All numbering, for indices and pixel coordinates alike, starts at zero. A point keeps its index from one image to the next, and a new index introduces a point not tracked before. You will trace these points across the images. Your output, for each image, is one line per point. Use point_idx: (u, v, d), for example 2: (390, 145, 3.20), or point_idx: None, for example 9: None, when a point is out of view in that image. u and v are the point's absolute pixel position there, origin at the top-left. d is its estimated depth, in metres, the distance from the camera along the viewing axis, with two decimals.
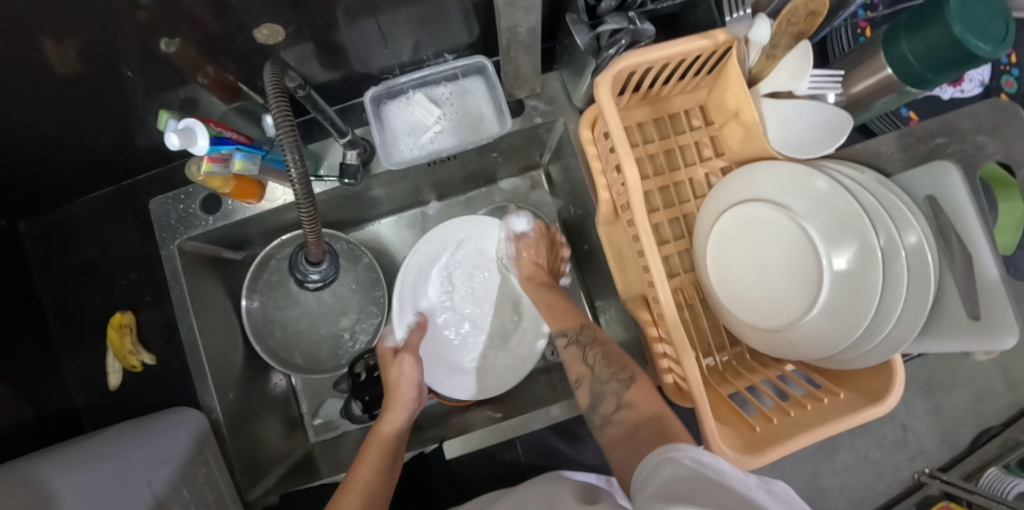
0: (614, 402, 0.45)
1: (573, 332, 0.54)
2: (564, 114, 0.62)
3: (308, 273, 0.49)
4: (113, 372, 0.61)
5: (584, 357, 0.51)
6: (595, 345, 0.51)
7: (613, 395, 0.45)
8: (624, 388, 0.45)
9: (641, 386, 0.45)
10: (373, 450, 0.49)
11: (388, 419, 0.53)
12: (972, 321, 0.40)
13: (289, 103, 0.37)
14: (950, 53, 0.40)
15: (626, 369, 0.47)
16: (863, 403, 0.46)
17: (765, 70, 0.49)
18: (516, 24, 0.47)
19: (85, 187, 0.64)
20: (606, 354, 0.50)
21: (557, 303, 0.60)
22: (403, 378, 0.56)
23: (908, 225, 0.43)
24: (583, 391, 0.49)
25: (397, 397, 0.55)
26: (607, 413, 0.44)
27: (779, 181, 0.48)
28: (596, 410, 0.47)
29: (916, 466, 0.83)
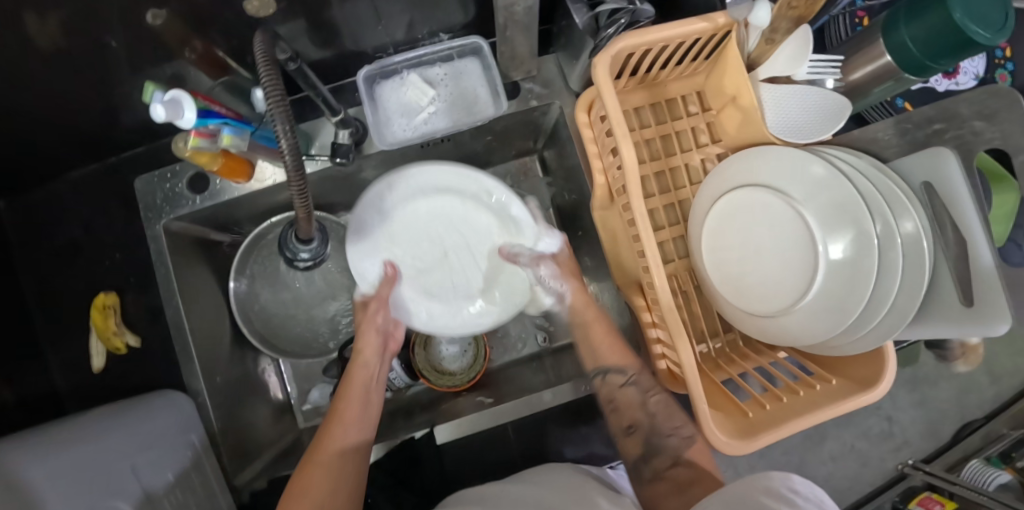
0: (670, 460, 0.48)
1: (631, 371, 0.53)
2: (561, 98, 0.61)
3: (297, 251, 0.45)
4: (97, 355, 0.60)
5: (644, 403, 0.51)
6: (654, 390, 0.51)
7: (672, 452, 0.49)
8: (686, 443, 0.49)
9: (699, 451, 0.48)
10: (345, 399, 0.52)
11: (363, 363, 0.56)
12: (965, 308, 0.40)
13: (280, 76, 0.34)
14: (951, 40, 0.40)
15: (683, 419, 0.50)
16: (855, 390, 0.46)
17: (763, 55, 0.49)
18: (513, 2, 0.46)
19: (68, 165, 0.62)
20: (669, 403, 0.51)
21: (601, 333, 0.56)
22: (369, 322, 0.58)
23: (905, 212, 0.43)
24: (634, 440, 0.51)
25: (366, 343, 0.57)
26: (661, 468, 0.48)
27: (777, 166, 0.47)
28: (646, 460, 0.50)
29: (900, 457, 0.84)
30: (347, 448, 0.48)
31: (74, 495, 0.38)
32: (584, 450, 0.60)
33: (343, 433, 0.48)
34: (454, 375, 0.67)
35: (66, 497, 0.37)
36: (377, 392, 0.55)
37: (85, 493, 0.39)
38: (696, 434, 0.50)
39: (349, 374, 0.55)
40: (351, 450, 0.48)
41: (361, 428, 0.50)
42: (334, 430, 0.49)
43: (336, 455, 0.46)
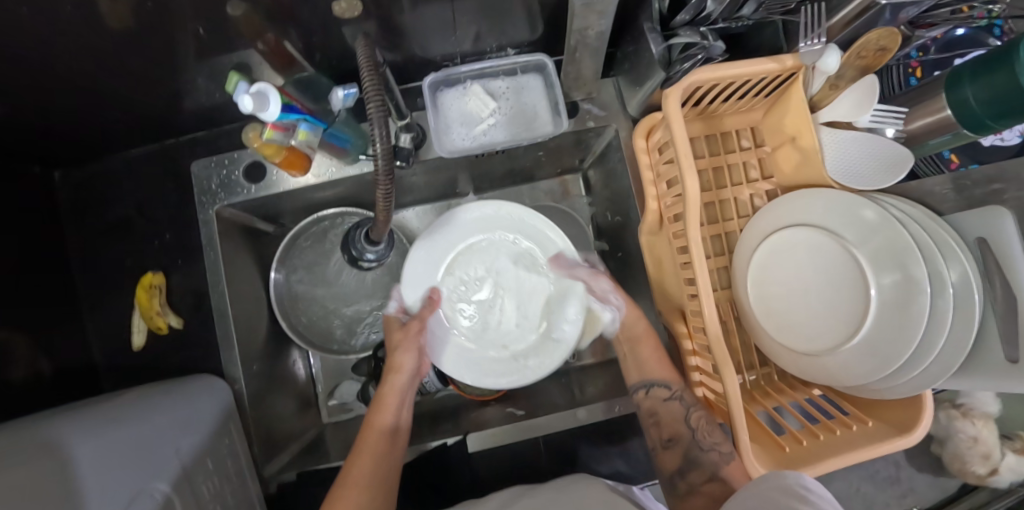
0: (712, 473, 0.48)
1: (676, 386, 0.54)
2: (617, 121, 0.62)
3: (363, 252, 0.47)
4: (138, 332, 0.60)
5: (687, 417, 0.51)
6: (698, 406, 0.52)
7: (712, 466, 0.48)
8: (725, 460, 0.47)
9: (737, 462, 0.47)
10: (384, 408, 0.54)
11: (393, 381, 0.56)
12: (1011, 364, 0.41)
13: (382, 86, 0.36)
14: (1014, 101, 0.41)
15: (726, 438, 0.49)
16: (891, 434, 0.47)
17: (825, 100, 0.51)
18: (588, 26, 0.48)
19: (128, 143, 0.62)
20: (711, 418, 0.50)
21: (649, 351, 0.57)
22: (405, 344, 0.58)
23: (957, 263, 0.44)
24: (677, 453, 0.51)
25: (397, 363, 0.57)
26: (697, 481, 0.48)
27: (829, 209, 0.49)
28: (682, 473, 0.51)
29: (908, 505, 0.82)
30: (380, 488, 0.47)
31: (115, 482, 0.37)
32: (608, 471, 0.60)
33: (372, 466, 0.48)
34: (482, 383, 0.66)
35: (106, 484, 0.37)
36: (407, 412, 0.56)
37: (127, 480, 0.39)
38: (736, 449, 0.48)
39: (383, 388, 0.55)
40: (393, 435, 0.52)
41: (399, 420, 0.53)
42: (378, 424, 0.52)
43: (378, 444, 0.50)
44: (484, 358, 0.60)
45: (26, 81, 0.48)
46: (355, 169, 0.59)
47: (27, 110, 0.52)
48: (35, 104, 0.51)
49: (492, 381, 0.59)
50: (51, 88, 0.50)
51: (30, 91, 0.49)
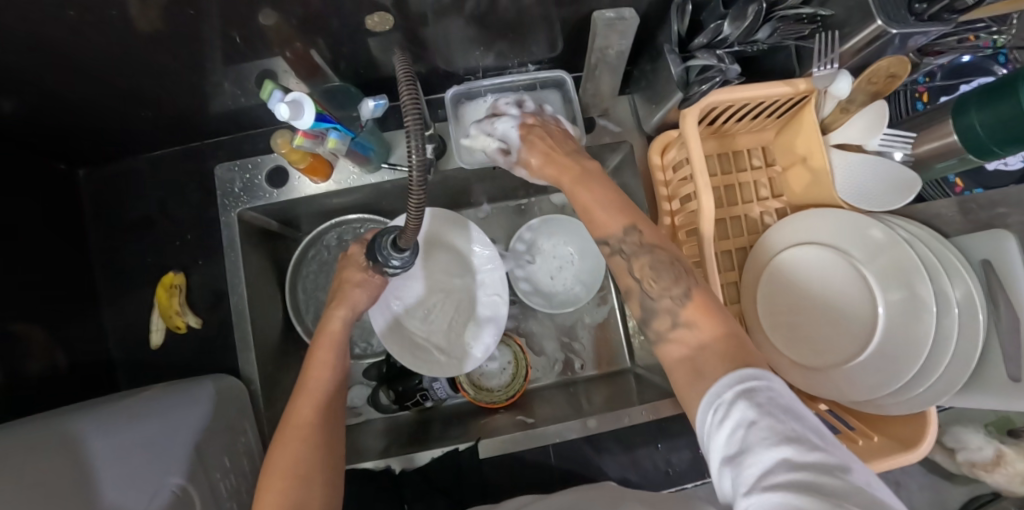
0: (669, 320, 0.37)
1: (616, 238, 0.42)
2: (632, 137, 0.63)
3: (388, 258, 0.45)
4: (157, 330, 0.61)
5: (631, 269, 0.41)
6: (646, 252, 0.41)
7: (666, 312, 0.37)
8: (678, 305, 0.37)
9: (699, 303, 0.37)
10: (324, 351, 0.48)
11: (335, 317, 0.51)
12: (1014, 383, 0.42)
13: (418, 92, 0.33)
14: (1019, 130, 0.43)
15: (680, 285, 0.38)
16: (895, 449, 0.48)
17: (835, 123, 0.52)
18: (608, 45, 0.51)
19: (154, 144, 0.64)
20: (656, 261, 0.40)
21: (584, 191, 0.46)
22: (366, 284, 0.53)
23: (963, 285, 0.46)
24: (633, 305, 0.42)
25: (346, 297, 0.52)
26: (662, 329, 0.37)
27: (838, 227, 0.51)
28: (647, 325, 0.40)
29: None
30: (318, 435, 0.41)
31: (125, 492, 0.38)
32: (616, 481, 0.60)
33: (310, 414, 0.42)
34: (493, 392, 0.68)
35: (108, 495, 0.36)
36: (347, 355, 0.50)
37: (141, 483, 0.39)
38: (693, 289, 0.37)
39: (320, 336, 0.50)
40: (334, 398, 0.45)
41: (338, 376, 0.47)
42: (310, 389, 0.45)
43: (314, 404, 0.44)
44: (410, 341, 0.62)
45: (61, 79, 0.49)
46: (376, 177, 0.60)
47: (58, 108, 0.53)
48: (67, 101, 0.53)
49: (406, 357, 0.61)
50: (84, 87, 0.51)
51: (63, 89, 0.51)
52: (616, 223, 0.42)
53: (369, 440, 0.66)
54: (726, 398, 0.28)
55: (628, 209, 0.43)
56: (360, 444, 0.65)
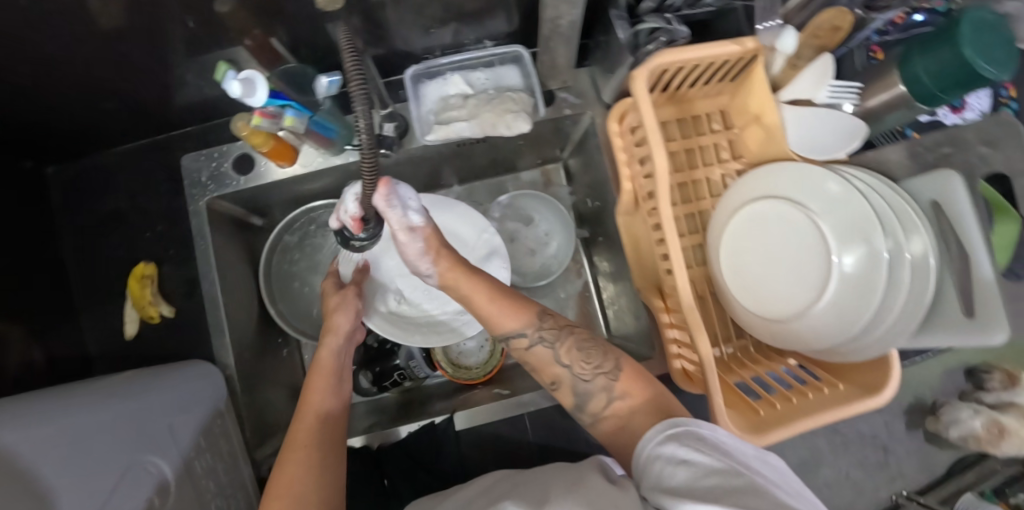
0: (606, 397, 0.44)
1: (534, 329, 0.46)
2: (593, 109, 0.64)
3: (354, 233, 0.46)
4: (131, 321, 0.62)
5: (557, 357, 0.46)
6: (564, 338, 0.47)
7: (603, 391, 0.44)
8: (612, 380, 0.44)
9: (628, 374, 0.44)
10: (320, 377, 0.48)
11: (327, 345, 0.52)
12: (967, 319, 0.43)
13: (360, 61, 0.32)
14: (959, 72, 0.44)
15: (608, 359, 0.45)
16: (860, 395, 0.49)
17: (786, 79, 0.54)
18: (559, 15, 0.50)
19: (121, 138, 0.64)
20: (578, 343, 0.46)
21: (484, 301, 0.48)
22: (344, 305, 0.55)
23: (914, 230, 0.46)
24: (565, 391, 0.47)
25: (333, 325, 0.53)
26: (598, 409, 0.44)
27: (794, 180, 0.51)
28: (581, 408, 0.46)
29: (894, 488, 0.83)
30: (323, 456, 0.41)
31: (107, 456, 0.39)
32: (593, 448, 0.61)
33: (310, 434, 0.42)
34: (472, 369, 0.69)
35: (84, 466, 0.37)
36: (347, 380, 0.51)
37: (119, 453, 0.40)
38: (622, 362, 0.45)
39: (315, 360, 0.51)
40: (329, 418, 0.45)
41: (341, 399, 0.48)
42: (315, 406, 0.46)
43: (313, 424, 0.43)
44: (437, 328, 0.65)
45: (20, 77, 0.50)
46: (342, 159, 0.61)
47: (21, 106, 0.54)
48: (28, 98, 0.53)
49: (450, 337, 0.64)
50: (45, 84, 0.52)
51: (24, 87, 0.51)
52: (522, 318, 0.47)
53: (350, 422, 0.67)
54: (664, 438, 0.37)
55: (527, 305, 0.48)
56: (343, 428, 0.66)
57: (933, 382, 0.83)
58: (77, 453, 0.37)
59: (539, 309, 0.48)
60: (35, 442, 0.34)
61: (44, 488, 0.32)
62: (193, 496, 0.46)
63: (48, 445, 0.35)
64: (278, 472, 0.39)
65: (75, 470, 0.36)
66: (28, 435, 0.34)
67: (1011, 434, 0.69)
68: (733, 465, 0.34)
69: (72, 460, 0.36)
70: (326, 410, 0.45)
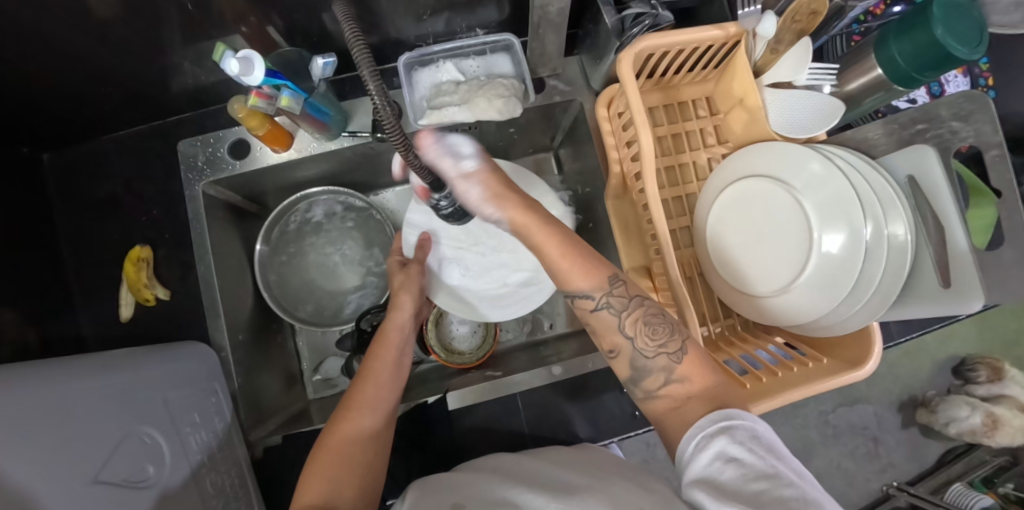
0: (663, 378, 0.41)
1: (602, 293, 0.43)
2: (582, 96, 0.66)
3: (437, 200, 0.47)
4: (127, 304, 0.63)
5: (621, 326, 0.43)
6: (632, 307, 0.43)
7: (662, 371, 0.41)
8: (673, 362, 0.41)
9: (693, 357, 0.41)
10: (384, 348, 0.53)
11: (394, 318, 0.57)
12: (943, 289, 0.44)
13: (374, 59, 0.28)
14: (932, 52, 0.45)
15: (675, 340, 0.41)
16: (844, 368, 0.50)
17: (768, 65, 0.55)
18: (548, 2, 0.51)
19: (118, 124, 0.65)
20: (648, 314, 0.42)
21: (555, 251, 0.44)
22: (407, 285, 0.61)
23: (892, 206, 0.48)
24: (620, 360, 0.44)
25: (399, 302, 0.58)
26: (653, 388, 0.41)
27: (776, 160, 0.52)
28: (636, 382, 0.44)
29: (885, 479, 0.84)
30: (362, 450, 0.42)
31: (107, 426, 0.40)
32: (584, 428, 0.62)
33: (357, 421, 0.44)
34: (464, 354, 0.70)
35: (80, 434, 0.37)
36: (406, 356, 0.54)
37: (119, 424, 0.41)
38: (687, 344, 0.41)
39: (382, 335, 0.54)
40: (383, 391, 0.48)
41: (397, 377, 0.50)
42: (353, 421, 0.44)
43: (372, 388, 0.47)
44: (506, 298, 0.68)
45: (19, 60, 0.50)
46: (336, 145, 0.62)
47: (19, 90, 0.54)
48: (26, 82, 0.54)
49: (522, 303, 0.67)
50: (44, 68, 0.53)
51: (23, 71, 0.52)
52: (597, 281, 0.43)
53: None
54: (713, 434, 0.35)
55: (601, 266, 0.44)
56: None
57: (919, 368, 0.84)
58: (78, 422, 0.38)
59: (613, 273, 0.44)
60: (40, 410, 0.35)
61: (41, 451, 0.33)
62: (188, 470, 0.47)
63: (50, 415, 0.36)
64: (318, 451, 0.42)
65: (74, 438, 0.37)
66: (32, 401, 0.35)
67: (1003, 425, 0.75)
68: (777, 473, 0.32)
69: (76, 429, 0.37)
70: (381, 376, 0.49)
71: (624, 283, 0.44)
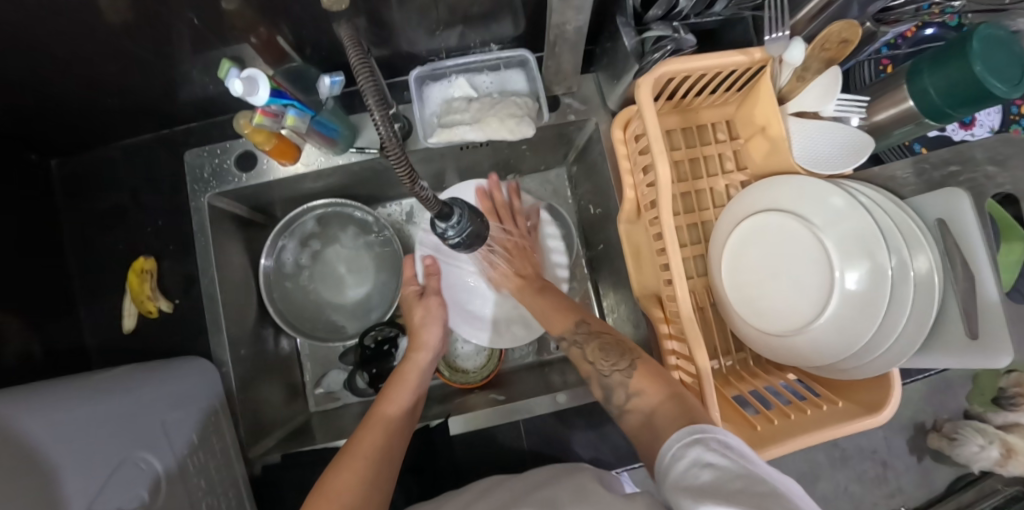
0: (624, 393, 0.46)
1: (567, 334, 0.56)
2: (597, 115, 0.64)
3: (444, 230, 0.44)
4: (129, 316, 0.63)
5: (585, 355, 0.52)
6: (593, 339, 0.53)
7: (620, 386, 0.46)
8: (626, 377, 0.46)
9: (644, 370, 0.46)
10: (399, 389, 0.55)
11: (415, 360, 0.60)
12: (971, 340, 0.42)
13: (372, 68, 0.30)
14: (970, 88, 0.43)
15: (625, 359, 0.48)
16: (860, 413, 0.48)
17: (792, 92, 0.52)
18: (565, 21, 0.49)
19: (126, 133, 0.65)
20: (604, 345, 0.51)
21: (545, 300, 0.62)
22: (428, 320, 0.63)
23: (920, 248, 0.46)
24: (596, 390, 0.50)
25: (423, 340, 0.61)
26: (621, 402, 0.45)
27: (797, 194, 0.50)
28: (611, 403, 0.48)
29: (892, 504, 0.80)
30: (373, 468, 0.45)
31: (99, 452, 0.39)
32: (587, 455, 0.61)
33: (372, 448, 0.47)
34: (469, 373, 0.70)
35: (76, 461, 0.37)
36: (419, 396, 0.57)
37: (112, 449, 0.41)
38: (635, 361, 0.47)
39: (403, 371, 0.58)
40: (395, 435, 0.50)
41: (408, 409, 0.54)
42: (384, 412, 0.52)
43: (382, 432, 0.49)
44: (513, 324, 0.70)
45: (26, 70, 0.50)
46: (344, 159, 0.61)
47: (27, 99, 0.54)
48: (33, 91, 0.53)
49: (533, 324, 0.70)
50: (53, 78, 0.52)
51: (31, 80, 0.52)
52: (567, 321, 0.57)
53: (345, 422, 0.66)
54: (686, 441, 0.35)
55: (572, 313, 0.58)
56: (338, 428, 0.65)
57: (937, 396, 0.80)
58: (68, 448, 0.37)
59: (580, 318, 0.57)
60: (24, 437, 0.34)
61: (33, 485, 0.32)
62: (184, 492, 0.46)
63: (38, 443, 0.35)
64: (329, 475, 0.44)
65: (69, 466, 0.36)
66: (15, 432, 0.34)
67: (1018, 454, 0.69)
68: (750, 467, 0.30)
69: (64, 458, 0.36)
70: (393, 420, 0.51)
71: (588, 326, 0.55)
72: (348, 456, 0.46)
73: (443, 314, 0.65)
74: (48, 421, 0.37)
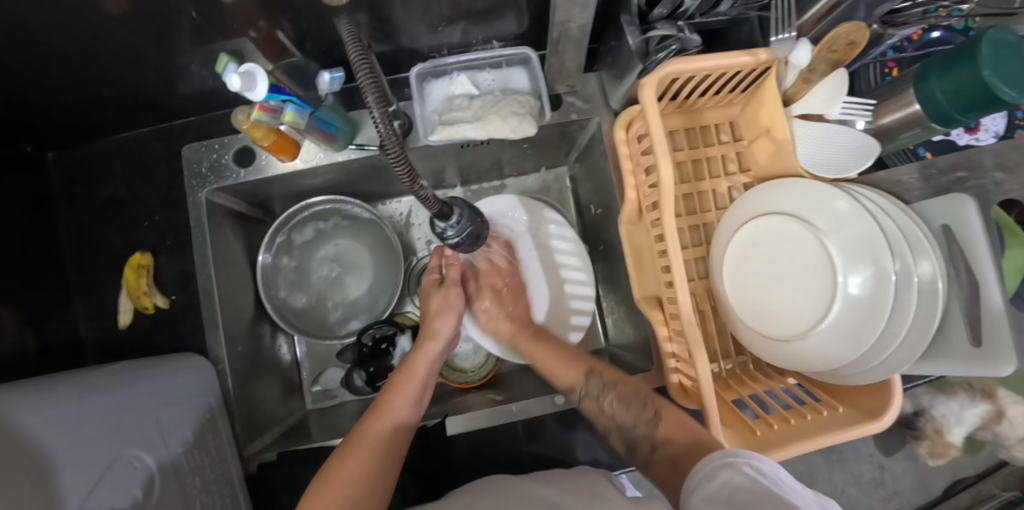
0: (649, 445, 0.46)
1: (580, 387, 0.55)
2: (600, 114, 0.64)
3: (443, 229, 0.43)
4: (125, 311, 0.62)
5: (601, 408, 0.52)
6: (609, 390, 0.53)
7: (645, 439, 0.47)
8: (652, 427, 0.47)
9: (668, 421, 0.46)
10: (408, 382, 0.54)
11: (426, 350, 0.58)
12: (974, 348, 0.42)
13: (372, 65, 0.30)
14: (979, 94, 0.42)
15: (647, 409, 0.49)
16: (861, 420, 0.48)
17: (798, 93, 0.52)
18: (569, 19, 0.48)
19: (123, 126, 0.64)
20: (621, 397, 0.51)
21: (541, 352, 0.61)
22: (445, 310, 0.61)
23: (925, 254, 0.45)
24: (617, 439, 0.51)
25: (433, 331, 0.60)
26: (646, 454, 0.46)
27: (801, 197, 0.50)
28: (634, 454, 0.49)
29: None
30: (377, 467, 0.45)
31: (94, 450, 0.39)
32: (585, 456, 0.60)
33: (378, 445, 0.46)
34: (467, 372, 0.71)
35: (71, 455, 0.37)
36: (428, 391, 0.56)
37: (109, 448, 0.41)
38: (659, 410, 0.48)
39: (412, 359, 0.57)
40: (400, 432, 0.49)
41: (417, 406, 0.53)
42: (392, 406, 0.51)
43: (389, 427, 0.48)
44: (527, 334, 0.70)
45: (22, 62, 0.49)
46: (343, 156, 0.60)
47: (24, 90, 0.53)
48: (29, 84, 0.53)
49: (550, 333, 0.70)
50: (49, 70, 0.52)
51: (28, 73, 0.51)
52: (575, 372, 0.56)
53: (342, 420, 0.66)
54: (716, 463, 0.35)
55: (579, 362, 0.57)
56: (334, 426, 0.64)
57: None
58: (63, 444, 0.37)
59: (588, 367, 0.56)
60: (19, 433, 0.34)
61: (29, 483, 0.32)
62: (177, 492, 0.46)
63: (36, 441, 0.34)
64: (326, 472, 0.43)
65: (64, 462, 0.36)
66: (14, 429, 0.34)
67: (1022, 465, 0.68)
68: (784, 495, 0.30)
69: (59, 456, 0.36)
70: (401, 417, 0.50)
71: (599, 376, 0.55)
72: (353, 451, 0.45)
73: (462, 306, 0.63)
74: (43, 417, 0.37)
